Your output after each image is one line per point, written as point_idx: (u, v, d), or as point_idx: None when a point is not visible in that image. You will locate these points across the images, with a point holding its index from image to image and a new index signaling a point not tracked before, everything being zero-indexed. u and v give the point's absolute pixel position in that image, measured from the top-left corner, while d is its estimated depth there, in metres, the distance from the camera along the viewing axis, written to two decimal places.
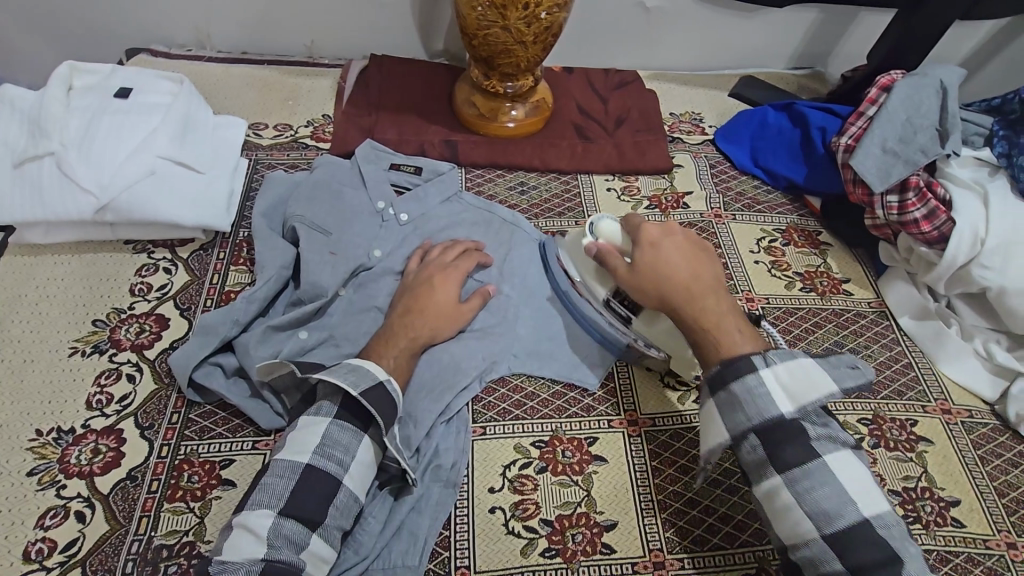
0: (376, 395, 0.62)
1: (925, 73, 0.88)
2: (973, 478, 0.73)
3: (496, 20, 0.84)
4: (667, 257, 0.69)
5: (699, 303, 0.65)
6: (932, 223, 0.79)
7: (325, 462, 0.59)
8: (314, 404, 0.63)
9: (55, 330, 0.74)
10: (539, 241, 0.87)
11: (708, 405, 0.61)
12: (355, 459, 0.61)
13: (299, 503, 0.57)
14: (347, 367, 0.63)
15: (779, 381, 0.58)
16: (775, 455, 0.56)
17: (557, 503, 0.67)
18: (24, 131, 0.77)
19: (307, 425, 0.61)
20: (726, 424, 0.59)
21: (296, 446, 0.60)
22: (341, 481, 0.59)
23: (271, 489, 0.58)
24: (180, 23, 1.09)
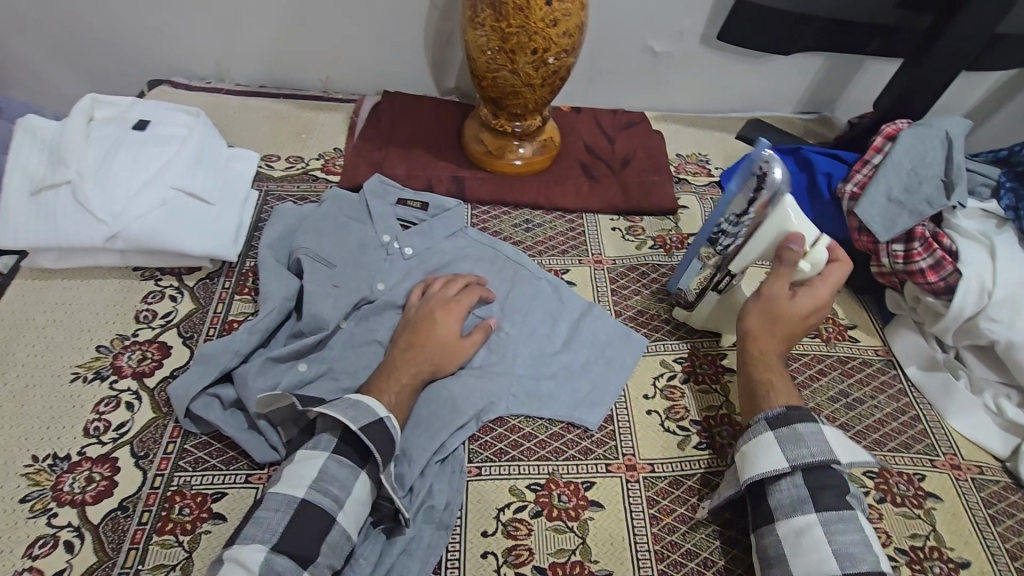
0: (376, 430, 0.62)
1: (931, 122, 0.87)
2: (984, 538, 0.70)
3: (505, 64, 0.85)
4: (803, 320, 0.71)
5: (771, 347, 0.71)
6: (939, 273, 0.77)
7: (321, 497, 0.59)
8: (315, 437, 0.63)
9: (59, 354, 0.75)
10: (750, 159, 0.71)
11: (763, 435, 0.63)
12: (351, 495, 0.60)
13: (296, 538, 0.56)
14: (348, 403, 0.63)
15: (835, 435, 0.62)
16: (780, 433, 0.62)
17: (550, 550, 0.65)
18: (42, 160, 0.80)
19: (305, 459, 0.61)
20: (786, 455, 0.60)
21: (293, 480, 0.59)
22: (335, 518, 0.58)
23: (264, 524, 0.57)
24: (203, 57, 1.13)
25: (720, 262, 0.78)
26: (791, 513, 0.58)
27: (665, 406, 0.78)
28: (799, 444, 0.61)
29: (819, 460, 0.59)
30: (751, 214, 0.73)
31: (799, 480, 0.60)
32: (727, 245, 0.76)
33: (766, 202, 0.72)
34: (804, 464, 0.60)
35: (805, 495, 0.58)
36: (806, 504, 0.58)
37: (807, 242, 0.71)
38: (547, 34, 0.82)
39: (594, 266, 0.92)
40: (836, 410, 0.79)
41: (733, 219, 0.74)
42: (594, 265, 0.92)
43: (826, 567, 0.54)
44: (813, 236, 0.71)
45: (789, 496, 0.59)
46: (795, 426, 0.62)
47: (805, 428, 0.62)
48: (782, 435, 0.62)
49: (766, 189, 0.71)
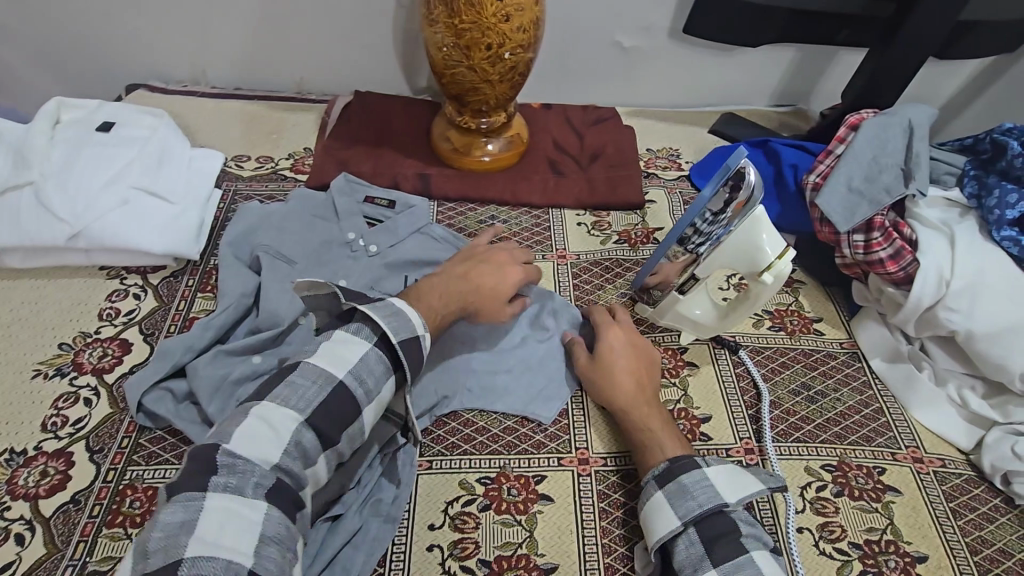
0: (412, 346, 0.64)
1: (894, 111, 0.86)
2: (943, 531, 0.69)
3: (462, 60, 0.86)
4: (620, 363, 0.74)
5: (631, 402, 0.71)
6: (899, 263, 0.76)
7: (357, 386, 0.60)
8: (354, 325, 0.63)
9: (22, 352, 0.76)
10: (725, 164, 0.65)
11: (655, 496, 0.62)
12: (378, 394, 0.61)
13: (324, 418, 0.57)
14: (392, 311, 0.65)
15: (721, 479, 0.61)
16: (669, 489, 0.62)
17: (497, 543, 0.65)
18: (7, 162, 0.81)
19: (344, 341, 0.61)
20: (676, 512, 0.60)
21: (332, 356, 0.60)
22: (360, 410, 0.60)
23: (300, 392, 0.57)
24: (177, 61, 1.15)
25: (688, 262, 0.72)
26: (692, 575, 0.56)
27: None
28: (688, 497, 0.60)
29: (706, 509, 0.59)
30: (728, 215, 0.67)
31: (694, 536, 0.59)
32: (696, 247, 0.70)
33: (743, 205, 0.66)
34: (693, 517, 0.59)
35: (701, 552, 0.57)
36: (703, 561, 0.57)
37: (771, 254, 0.67)
38: (500, 29, 0.82)
39: (557, 261, 0.92)
40: (797, 403, 0.79)
41: (709, 219, 0.68)
42: (558, 260, 0.92)
43: None
44: (779, 249, 0.67)
45: (688, 555, 0.58)
46: (680, 478, 0.62)
47: (689, 478, 0.61)
48: (669, 489, 0.62)
49: (744, 191, 0.65)
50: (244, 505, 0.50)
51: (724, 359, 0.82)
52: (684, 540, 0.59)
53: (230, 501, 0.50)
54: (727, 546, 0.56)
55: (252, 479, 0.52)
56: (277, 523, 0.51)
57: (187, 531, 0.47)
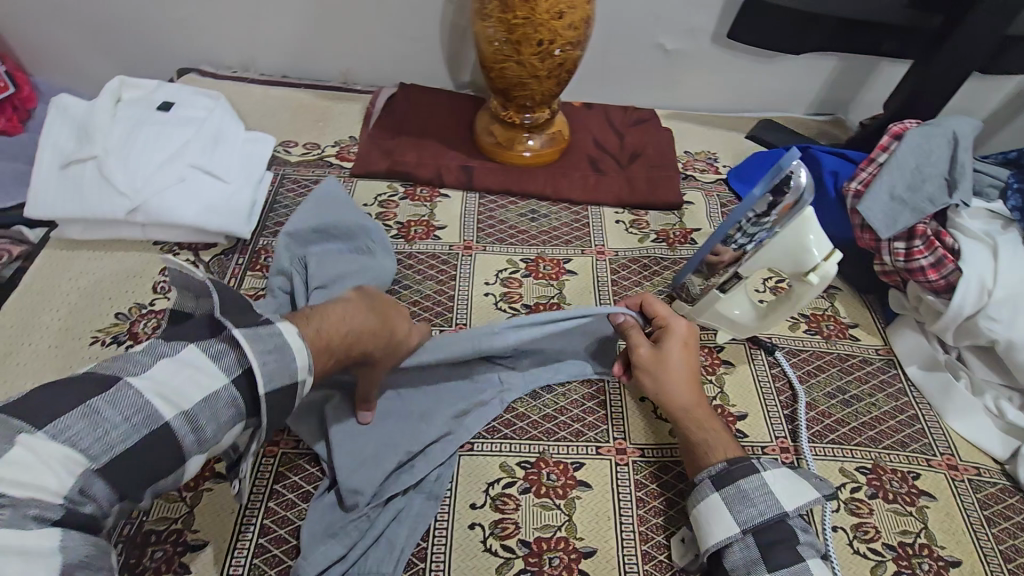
0: (281, 398, 0.54)
1: (938, 122, 0.87)
2: (976, 538, 0.70)
3: (512, 55, 0.88)
4: (676, 362, 0.70)
5: (686, 403, 0.69)
6: (940, 271, 0.77)
7: (189, 429, 0.49)
8: (219, 346, 0.52)
9: (81, 319, 0.79)
10: (777, 164, 0.66)
11: (712, 498, 0.63)
12: (220, 439, 0.52)
13: (138, 461, 0.47)
14: (267, 345, 0.53)
15: (779, 485, 0.62)
16: (727, 494, 0.62)
17: (536, 525, 0.66)
18: (72, 136, 0.84)
19: (186, 369, 0.50)
20: (736, 519, 0.61)
21: (170, 391, 0.49)
22: (184, 461, 0.50)
23: (107, 427, 0.46)
24: (229, 47, 1.18)
25: (732, 261, 0.74)
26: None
27: None
28: (749, 503, 0.61)
29: (768, 517, 0.60)
30: (773, 218, 0.69)
31: (749, 541, 0.60)
32: (741, 245, 0.71)
33: (790, 208, 0.68)
34: (756, 524, 0.60)
35: (757, 555, 0.59)
36: (757, 565, 0.59)
37: (818, 256, 0.68)
38: (552, 26, 0.84)
39: (596, 256, 0.94)
40: (832, 406, 0.80)
41: (754, 220, 0.69)
42: (596, 256, 0.94)
43: None
44: (825, 252, 0.68)
45: (742, 559, 0.60)
46: (739, 484, 0.62)
47: (749, 485, 0.62)
48: (726, 493, 0.62)
49: (791, 195, 0.67)
50: (31, 536, 0.41)
51: (761, 360, 0.83)
52: (739, 544, 0.60)
53: (7, 541, 0.40)
54: (783, 553, 0.59)
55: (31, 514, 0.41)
56: (81, 547, 0.44)
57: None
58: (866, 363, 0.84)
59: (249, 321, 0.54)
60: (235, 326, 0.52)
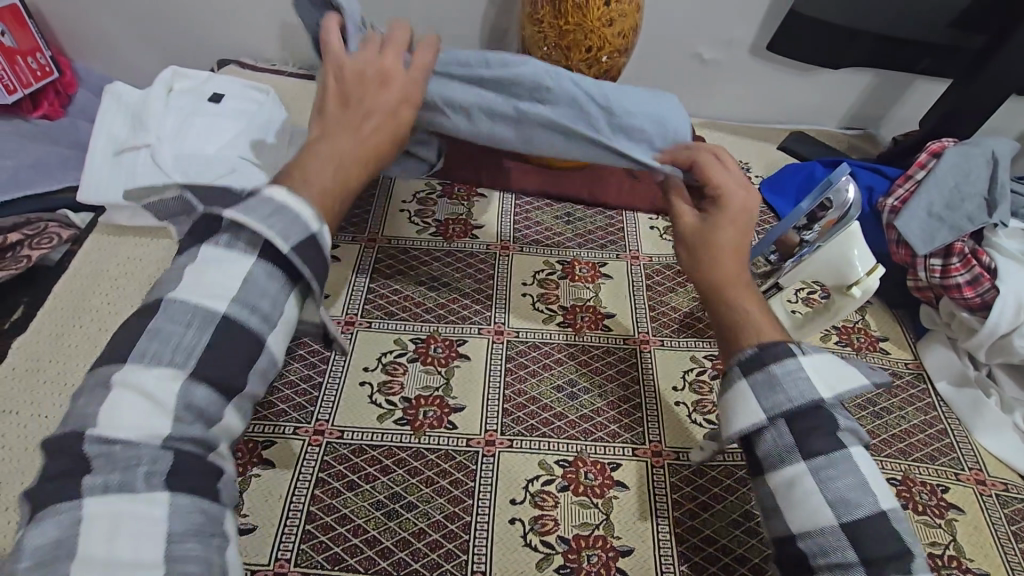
0: (305, 249, 0.45)
1: (977, 142, 0.89)
2: (1004, 553, 0.71)
3: (559, 60, 0.89)
4: (721, 233, 0.57)
5: (724, 276, 0.56)
6: (976, 289, 0.79)
7: (246, 313, 0.43)
8: (225, 236, 0.45)
9: (129, 304, 0.81)
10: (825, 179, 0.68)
11: (740, 387, 0.50)
12: (282, 317, 0.46)
13: (220, 364, 0.42)
14: (272, 207, 0.45)
15: (818, 372, 0.49)
16: (755, 380, 0.50)
17: (575, 522, 0.68)
18: (126, 125, 0.87)
19: (215, 260, 0.44)
20: (763, 403, 0.49)
21: (205, 285, 0.43)
22: (263, 341, 0.44)
23: (172, 340, 0.41)
24: (271, 40, 1.19)
25: (766, 274, 0.76)
26: (779, 463, 0.48)
27: (694, 399, 0.80)
28: (778, 389, 0.48)
29: (800, 404, 0.48)
30: (814, 232, 0.70)
31: (782, 428, 0.48)
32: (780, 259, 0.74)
33: (833, 223, 0.69)
34: (785, 410, 0.48)
35: (792, 442, 0.47)
36: (793, 453, 0.47)
37: (861, 270, 0.70)
38: (602, 33, 0.85)
39: (630, 261, 0.95)
40: (863, 417, 0.81)
41: (794, 234, 0.71)
42: (631, 260, 0.95)
43: (822, 517, 0.45)
44: (868, 267, 0.70)
45: (774, 447, 0.48)
46: (770, 368, 0.49)
47: (782, 369, 0.49)
48: (755, 380, 0.49)
49: (835, 211, 0.68)
50: (139, 503, 0.37)
51: None
52: (771, 432, 0.49)
53: (115, 505, 0.37)
54: None
55: (138, 471, 0.38)
56: (190, 514, 0.38)
57: (67, 554, 0.35)
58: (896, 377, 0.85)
59: (227, 209, 0.46)
60: (222, 213, 0.45)
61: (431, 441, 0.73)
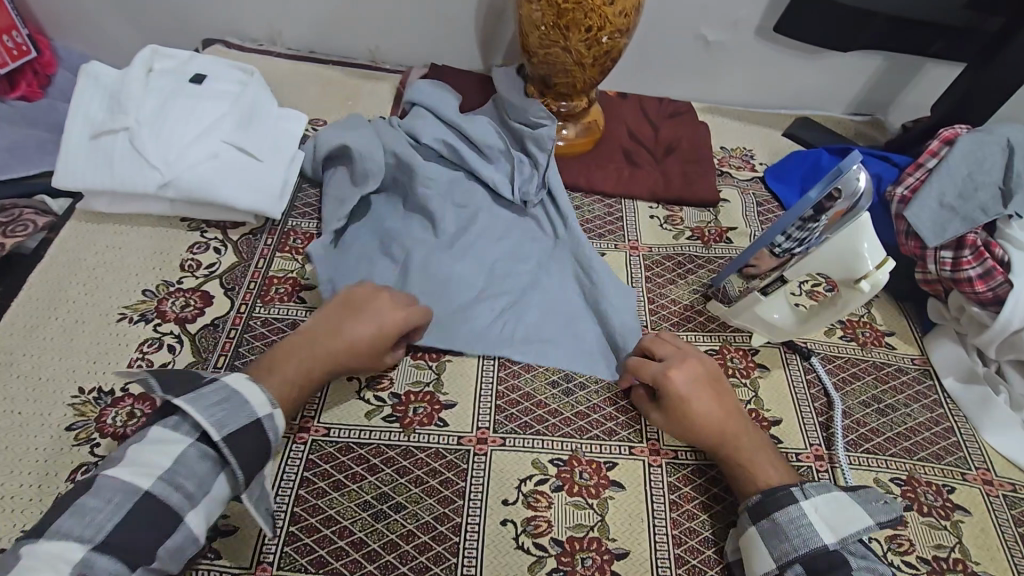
0: (242, 438, 0.57)
1: (991, 129, 0.85)
2: (1011, 555, 0.68)
3: (557, 40, 0.85)
4: (698, 407, 0.68)
5: (719, 438, 0.67)
6: (988, 283, 0.76)
7: (171, 491, 0.54)
8: (175, 418, 0.57)
9: (107, 296, 0.77)
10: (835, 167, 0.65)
11: (749, 530, 0.62)
12: (208, 495, 0.56)
13: (129, 532, 0.51)
14: (222, 397, 0.58)
15: (819, 515, 0.61)
16: (762, 527, 0.61)
17: (569, 524, 0.66)
18: (103, 106, 0.82)
19: (159, 443, 0.56)
20: (773, 553, 0.60)
21: (137, 464, 0.54)
22: (180, 518, 0.54)
23: (88, 517, 0.51)
24: (257, 19, 1.15)
25: (777, 265, 0.72)
26: None
27: None
28: (785, 538, 0.60)
29: (807, 551, 0.59)
30: (823, 223, 0.67)
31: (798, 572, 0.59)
32: (786, 250, 0.70)
33: (842, 214, 0.66)
34: (793, 558, 0.59)
35: None
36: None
37: (871, 264, 0.67)
38: (603, 12, 0.81)
39: (629, 252, 0.92)
40: (868, 415, 0.78)
41: (801, 225, 0.68)
42: (630, 251, 0.92)
43: None
44: (878, 261, 0.67)
45: None
46: (774, 517, 0.61)
47: (783, 517, 0.61)
48: (762, 527, 0.61)
49: (844, 201, 0.65)
50: None
51: (796, 364, 0.82)
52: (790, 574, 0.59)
53: None
54: None
55: None
56: None
57: None
58: (902, 372, 0.83)
59: (184, 385, 0.58)
60: (174, 396, 0.57)
61: (421, 438, 0.70)
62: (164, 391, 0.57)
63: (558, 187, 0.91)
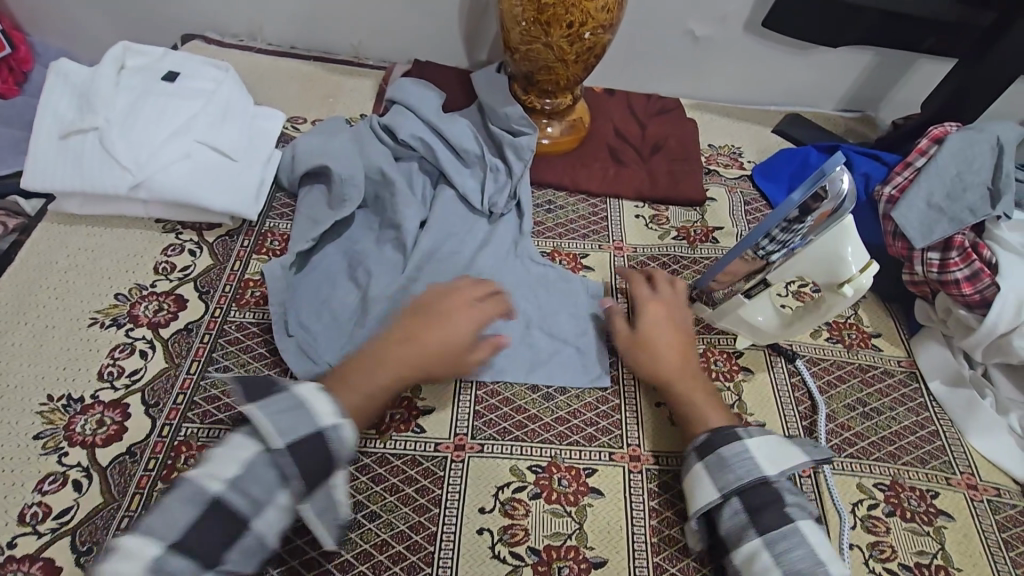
0: (312, 448, 0.55)
1: (981, 128, 0.84)
2: (994, 562, 0.68)
3: (538, 36, 0.83)
4: (661, 337, 0.73)
5: (671, 375, 0.70)
6: (975, 285, 0.75)
7: (237, 498, 0.53)
8: (252, 427, 0.56)
9: (79, 299, 0.76)
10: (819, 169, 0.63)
11: (696, 467, 0.63)
12: (271, 503, 0.54)
13: (198, 534, 0.51)
14: (293, 405, 0.56)
15: (762, 451, 0.62)
16: (709, 461, 0.63)
17: (547, 532, 0.65)
18: (73, 106, 0.80)
19: (230, 450, 0.54)
20: (716, 485, 0.61)
21: (209, 470, 0.53)
22: (247, 523, 0.53)
23: (164, 518, 0.51)
24: (236, 14, 1.12)
25: (757, 267, 0.72)
26: (739, 541, 0.59)
27: None
28: (726, 469, 0.61)
29: (747, 482, 0.60)
30: (808, 224, 0.65)
31: (737, 505, 0.60)
32: (769, 253, 0.69)
33: (827, 215, 0.64)
34: (733, 491, 0.60)
35: (747, 520, 0.59)
36: (747, 530, 0.58)
37: (854, 267, 0.66)
38: (585, 7, 0.79)
39: (614, 252, 0.90)
40: (852, 419, 0.77)
41: (784, 226, 0.66)
42: (614, 252, 0.90)
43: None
44: (861, 264, 0.66)
45: (733, 524, 0.59)
46: (720, 451, 0.62)
47: (730, 451, 0.62)
48: (708, 461, 0.63)
49: (830, 201, 0.63)
50: None
51: (780, 368, 0.81)
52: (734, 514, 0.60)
53: None
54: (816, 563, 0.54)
55: None
56: None
57: None
58: (888, 375, 0.82)
59: (261, 391, 0.58)
60: (250, 404, 0.56)
61: (397, 445, 0.69)
62: (242, 397, 0.57)
63: (527, 202, 0.90)
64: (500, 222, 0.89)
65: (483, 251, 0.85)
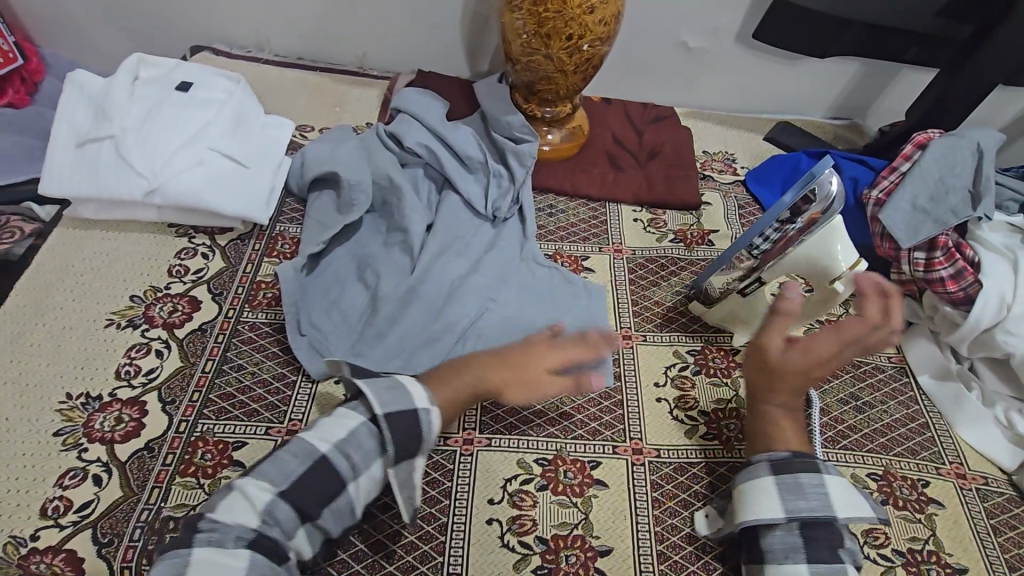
0: (401, 421, 0.60)
1: (962, 134, 0.88)
2: (984, 547, 0.70)
3: (539, 48, 0.87)
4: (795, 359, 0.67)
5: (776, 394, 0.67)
6: (959, 282, 0.79)
7: (342, 460, 0.58)
8: (354, 401, 0.63)
9: (95, 301, 0.78)
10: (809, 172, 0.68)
11: (764, 479, 0.62)
12: (367, 470, 0.59)
13: (301, 491, 0.57)
14: (390, 384, 0.62)
15: (839, 491, 0.61)
16: (783, 480, 0.62)
17: (554, 522, 0.67)
18: (89, 115, 0.83)
19: (336, 418, 0.61)
20: (783, 506, 0.60)
21: (321, 433, 0.59)
22: (345, 486, 0.58)
23: (280, 466, 0.57)
24: (244, 26, 1.16)
25: (750, 268, 0.75)
26: (782, 560, 0.59)
27: (675, 395, 0.79)
28: (801, 496, 0.60)
29: (815, 514, 0.59)
30: (799, 225, 0.70)
31: (792, 531, 0.60)
32: (763, 252, 0.73)
33: (816, 217, 0.69)
34: (804, 516, 0.59)
35: (798, 545, 0.59)
36: (796, 554, 0.58)
37: (844, 265, 0.70)
38: (584, 20, 0.83)
39: (614, 254, 0.94)
40: (845, 412, 0.80)
41: (778, 227, 0.71)
42: (614, 254, 0.94)
43: None
44: (851, 261, 0.70)
45: (781, 544, 0.59)
46: (800, 476, 0.61)
47: (809, 480, 0.61)
48: (783, 480, 0.61)
49: (819, 204, 0.68)
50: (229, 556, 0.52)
51: None
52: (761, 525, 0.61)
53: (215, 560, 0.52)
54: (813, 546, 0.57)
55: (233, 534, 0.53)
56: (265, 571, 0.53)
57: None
58: (878, 371, 0.85)
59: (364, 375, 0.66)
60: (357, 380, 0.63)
61: None
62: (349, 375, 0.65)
63: (530, 208, 0.93)
64: (504, 225, 0.92)
65: (488, 254, 0.87)
